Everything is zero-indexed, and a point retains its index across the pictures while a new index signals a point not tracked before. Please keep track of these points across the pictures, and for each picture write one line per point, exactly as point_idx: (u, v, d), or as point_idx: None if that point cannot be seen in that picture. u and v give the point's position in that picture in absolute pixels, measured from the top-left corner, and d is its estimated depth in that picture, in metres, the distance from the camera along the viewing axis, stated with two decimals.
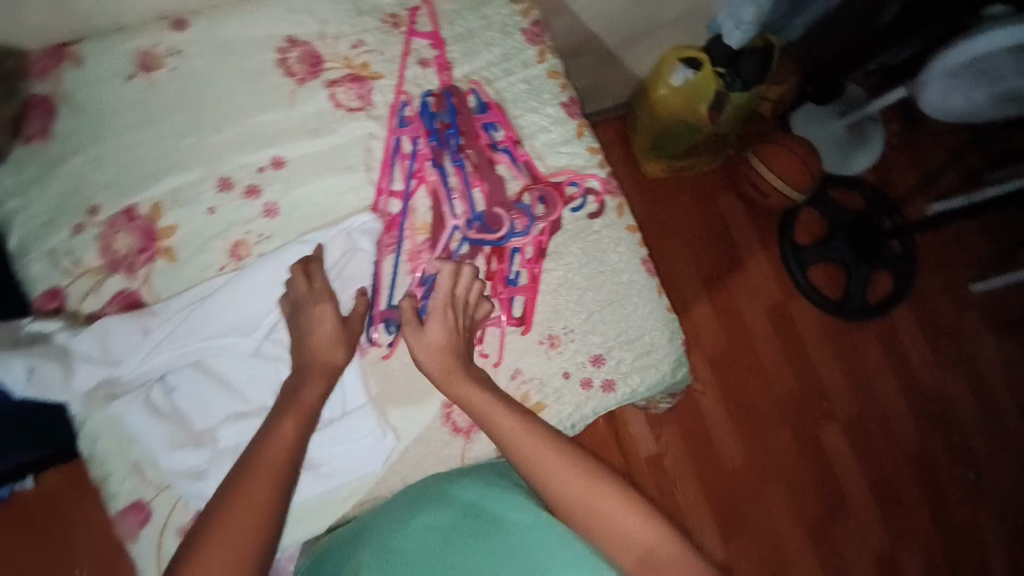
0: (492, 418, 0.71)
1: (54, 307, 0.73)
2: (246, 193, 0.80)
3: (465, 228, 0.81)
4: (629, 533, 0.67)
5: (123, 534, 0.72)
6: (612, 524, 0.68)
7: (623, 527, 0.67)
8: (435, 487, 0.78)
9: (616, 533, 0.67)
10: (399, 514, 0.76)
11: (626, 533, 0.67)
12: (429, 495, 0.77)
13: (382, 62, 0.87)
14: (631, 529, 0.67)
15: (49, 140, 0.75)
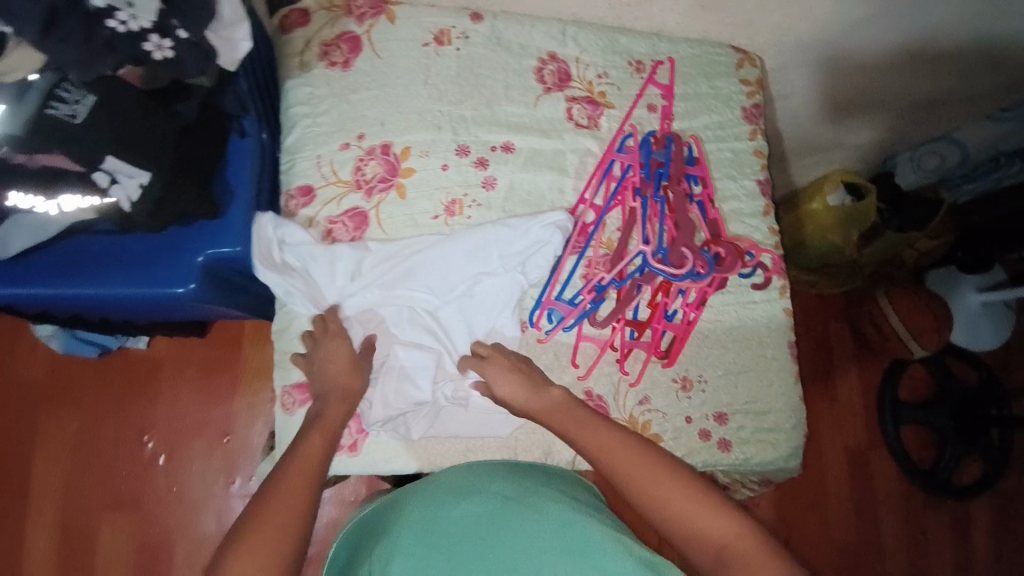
0: (568, 422, 0.74)
1: (303, 201, 0.86)
2: (475, 163, 0.91)
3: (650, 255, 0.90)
4: (705, 536, 0.60)
5: (285, 405, 0.82)
6: (687, 523, 0.61)
7: (700, 528, 0.60)
8: (477, 483, 0.76)
9: (694, 536, 0.60)
10: (455, 485, 0.76)
11: (704, 537, 0.60)
12: (471, 488, 0.75)
13: (618, 96, 0.97)
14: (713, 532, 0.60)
15: (347, 70, 0.89)
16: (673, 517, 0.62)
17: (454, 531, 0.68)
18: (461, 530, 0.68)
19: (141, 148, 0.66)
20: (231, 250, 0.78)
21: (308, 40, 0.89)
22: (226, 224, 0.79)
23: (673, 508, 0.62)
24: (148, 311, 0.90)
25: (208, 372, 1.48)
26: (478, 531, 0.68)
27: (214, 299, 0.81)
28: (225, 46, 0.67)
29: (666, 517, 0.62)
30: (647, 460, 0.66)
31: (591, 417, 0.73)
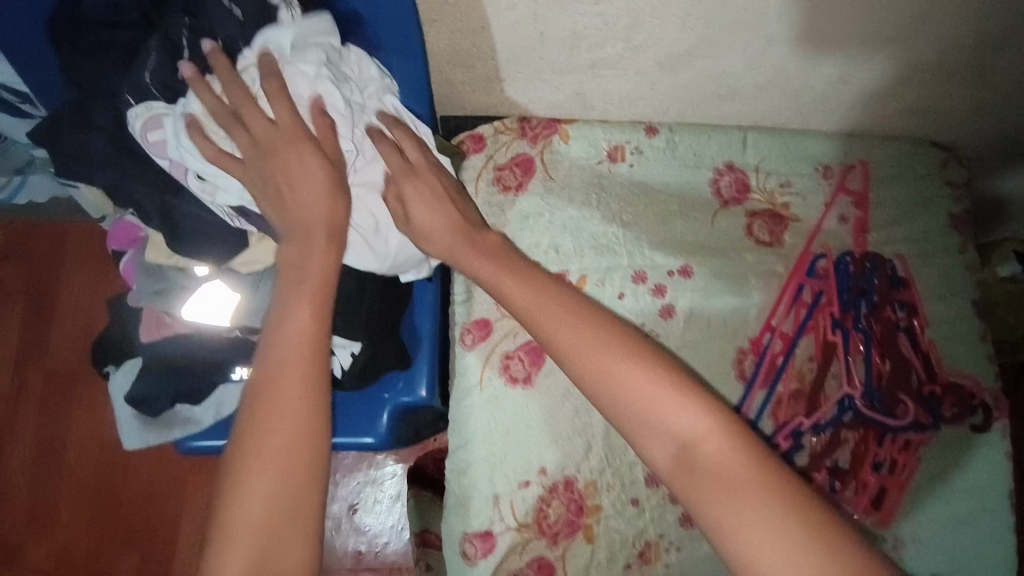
0: (533, 315, 0.62)
1: (478, 335, 0.84)
2: (653, 290, 0.87)
3: (856, 398, 0.81)
4: (715, 460, 0.54)
5: (462, 554, 0.78)
6: (688, 441, 0.55)
7: (702, 446, 0.54)
8: None
9: (707, 462, 0.54)
10: None
11: (710, 467, 0.53)
12: None
13: (803, 207, 0.90)
14: (722, 458, 0.54)
15: (520, 194, 0.89)
16: (675, 431, 0.55)
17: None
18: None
19: (357, 322, 0.69)
20: (421, 396, 0.78)
21: (482, 168, 0.89)
22: (414, 372, 0.79)
23: (672, 422, 0.55)
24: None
25: None
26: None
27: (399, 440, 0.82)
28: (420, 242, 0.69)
29: (674, 436, 0.55)
30: (648, 372, 0.57)
31: (552, 287, 0.64)
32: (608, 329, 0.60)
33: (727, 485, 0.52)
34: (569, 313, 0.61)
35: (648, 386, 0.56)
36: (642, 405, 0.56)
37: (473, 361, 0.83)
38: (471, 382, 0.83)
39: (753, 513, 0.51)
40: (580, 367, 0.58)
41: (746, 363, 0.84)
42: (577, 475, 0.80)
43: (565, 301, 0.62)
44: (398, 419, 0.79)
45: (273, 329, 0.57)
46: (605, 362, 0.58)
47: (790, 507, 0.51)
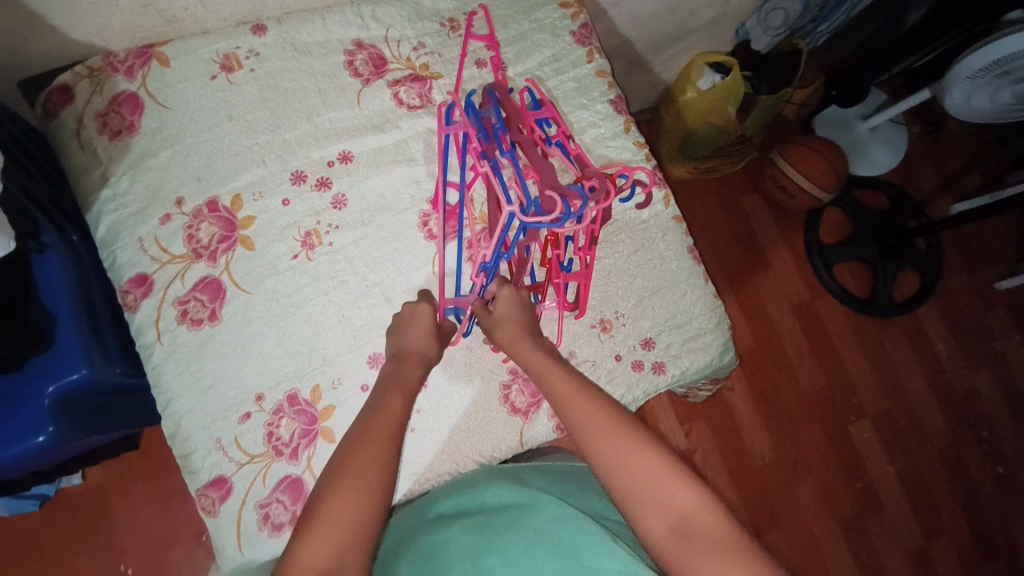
0: (494, 327, 0.80)
1: (141, 292, 0.77)
2: (317, 185, 0.84)
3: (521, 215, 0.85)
4: (669, 506, 0.64)
5: (205, 507, 0.75)
6: (659, 493, 0.65)
7: (665, 496, 0.64)
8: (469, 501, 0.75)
9: (656, 502, 0.64)
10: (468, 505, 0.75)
11: (665, 505, 0.64)
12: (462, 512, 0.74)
13: (441, 63, 0.91)
14: (673, 501, 0.64)
15: (137, 134, 0.79)
16: (652, 488, 0.65)
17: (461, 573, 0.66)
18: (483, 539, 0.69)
19: None
20: (76, 376, 0.69)
21: (81, 116, 0.79)
22: (60, 352, 0.70)
23: (655, 478, 0.65)
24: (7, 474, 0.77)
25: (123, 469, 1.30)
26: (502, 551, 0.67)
27: (81, 433, 0.72)
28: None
29: (640, 486, 0.65)
30: (651, 449, 0.67)
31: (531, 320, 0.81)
32: (608, 407, 0.71)
33: (676, 524, 0.63)
34: (579, 393, 0.72)
35: (627, 448, 0.67)
36: (619, 459, 0.67)
37: (146, 318, 0.77)
38: (151, 338, 0.77)
39: (699, 554, 0.61)
40: (575, 422, 0.70)
41: (431, 223, 0.87)
42: (300, 384, 0.78)
43: (584, 388, 0.73)
44: (61, 411, 0.69)
45: (377, 405, 0.72)
46: (603, 434, 0.68)
47: (722, 540, 0.61)
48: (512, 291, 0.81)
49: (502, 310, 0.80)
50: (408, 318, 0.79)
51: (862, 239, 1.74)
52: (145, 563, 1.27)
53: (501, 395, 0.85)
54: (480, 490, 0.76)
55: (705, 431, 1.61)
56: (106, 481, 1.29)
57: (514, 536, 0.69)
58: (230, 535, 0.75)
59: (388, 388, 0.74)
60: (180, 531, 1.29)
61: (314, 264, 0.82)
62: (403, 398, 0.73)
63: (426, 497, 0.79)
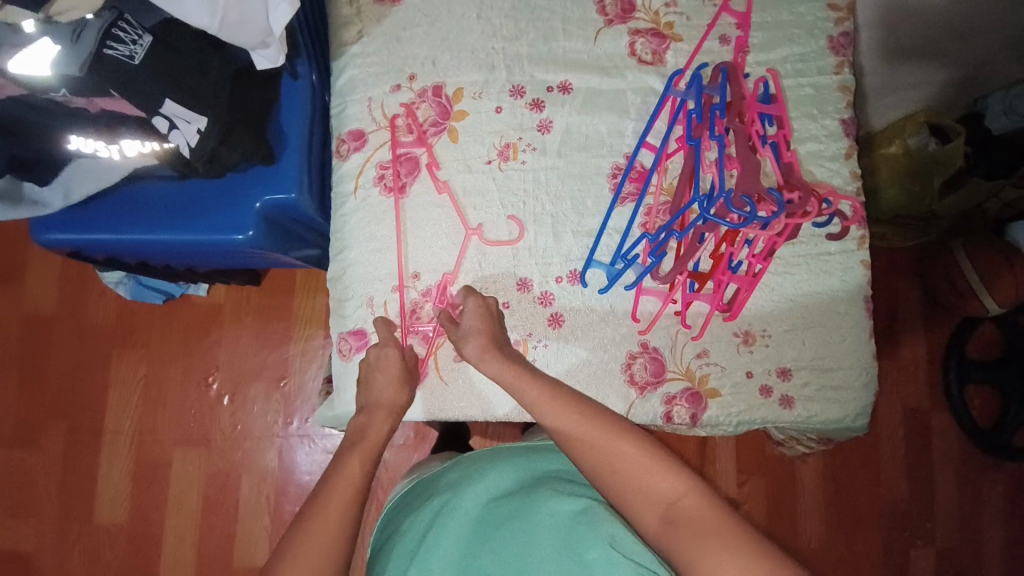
0: (462, 338, 0.77)
1: (354, 145, 0.83)
2: (531, 105, 0.87)
3: (709, 202, 0.83)
4: (654, 495, 0.61)
5: (341, 350, 0.81)
6: (640, 483, 0.62)
7: (647, 485, 0.62)
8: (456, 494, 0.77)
9: (637, 493, 0.62)
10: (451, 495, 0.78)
11: (648, 496, 0.62)
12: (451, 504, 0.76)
13: (687, 27, 0.90)
14: (657, 489, 0.62)
15: (399, 3, 0.85)
16: (633, 482, 0.63)
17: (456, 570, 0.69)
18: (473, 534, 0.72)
19: (199, 94, 0.67)
20: (285, 196, 0.77)
21: None
22: (280, 171, 0.78)
23: (637, 467, 0.63)
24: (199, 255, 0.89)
25: (235, 298, 1.45)
26: (491, 544, 0.69)
27: (270, 246, 0.81)
28: (259, 11, 0.64)
29: (626, 479, 0.63)
30: (631, 441, 0.65)
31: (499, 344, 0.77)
32: (584, 407, 0.69)
33: (666, 512, 0.60)
34: (556, 394, 0.71)
35: (600, 447, 0.65)
36: (593, 463, 0.65)
37: (351, 169, 0.83)
38: (348, 189, 0.83)
39: (690, 538, 0.57)
40: (547, 425, 0.69)
41: (619, 177, 0.87)
42: (455, 277, 0.82)
43: (555, 394, 0.71)
44: (264, 221, 0.78)
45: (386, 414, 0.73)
46: (577, 433, 0.67)
47: (711, 524, 0.57)
48: (475, 300, 0.78)
49: (468, 319, 0.78)
50: (375, 363, 0.77)
51: (1010, 364, 1.53)
52: (232, 380, 1.42)
53: (624, 362, 0.85)
54: (474, 476, 0.79)
55: (760, 488, 1.54)
56: (225, 301, 1.44)
57: (499, 532, 0.70)
58: (351, 384, 0.81)
59: (347, 451, 0.69)
60: (266, 369, 1.43)
61: (503, 174, 0.85)
62: (360, 461, 0.68)
63: (433, 481, 0.85)
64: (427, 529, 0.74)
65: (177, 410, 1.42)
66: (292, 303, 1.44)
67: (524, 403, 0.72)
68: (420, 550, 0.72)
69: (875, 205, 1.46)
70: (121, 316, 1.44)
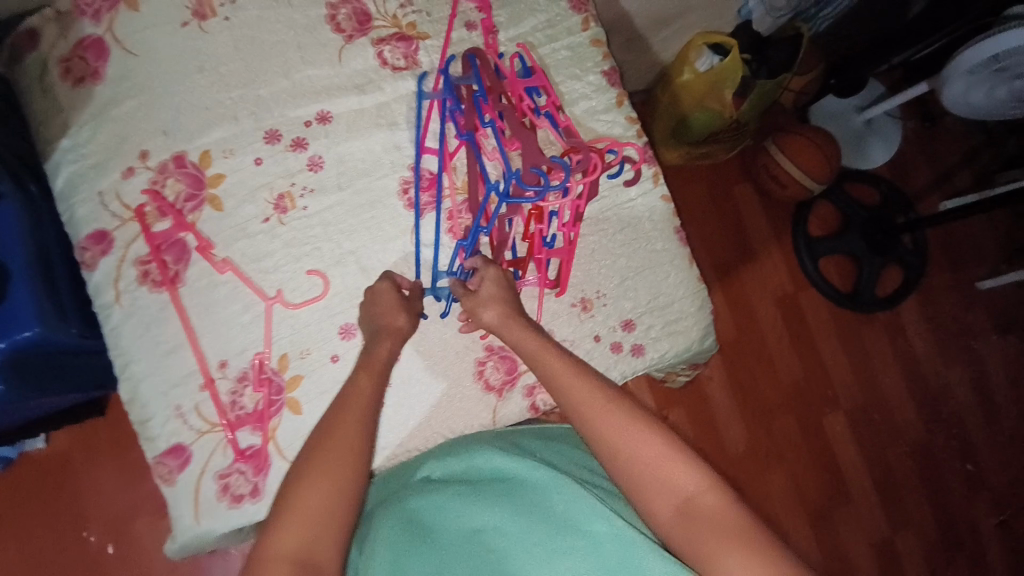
0: (475, 309, 0.76)
1: (99, 249, 0.73)
2: (292, 146, 0.80)
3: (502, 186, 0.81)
4: (672, 486, 0.61)
5: (161, 475, 0.72)
6: (661, 475, 0.62)
7: (667, 477, 0.62)
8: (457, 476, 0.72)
9: (658, 484, 0.62)
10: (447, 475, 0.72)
11: (669, 488, 0.61)
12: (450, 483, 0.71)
13: (429, 23, 0.87)
14: (678, 483, 0.61)
15: (101, 80, 0.75)
16: (652, 470, 0.62)
17: (459, 546, 0.64)
18: (484, 506, 0.67)
19: None
20: (27, 334, 0.66)
21: (41, 60, 0.74)
22: (10, 308, 0.66)
23: (657, 459, 0.62)
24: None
25: (86, 435, 1.25)
26: (504, 517, 0.65)
27: (30, 393, 0.69)
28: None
29: (643, 468, 0.62)
30: (652, 431, 0.64)
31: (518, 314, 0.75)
32: (606, 390, 0.67)
33: (687, 503, 0.61)
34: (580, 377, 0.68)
35: (625, 426, 0.64)
36: (618, 444, 0.64)
37: (104, 277, 0.73)
38: (108, 298, 0.73)
39: (705, 534, 0.58)
40: (572, 407, 0.67)
41: (411, 190, 0.83)
42: (267, 351, 0.75)
43: (581, 367, 0.70)
44: (13, 370, 0.66)
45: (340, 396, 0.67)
46: (604, 421, 0.65)
47: (725, 520, 0.59)
48: (497, 270, 0.78)
49: (381, 302, 0.76)
50: (374, 294, 0.76)
51: (850, 232, 1.73)
52: (112, 527, 1.23)
53: (475, 371, 0.82)
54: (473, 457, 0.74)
55: (682, 418, 1.61)
56: (70, 448, 1.24)
57: (514, 506, 0.66)
58: (187, 501, 0.72)
59: (351, 388, 0.68)
60: (148, 501, 1.25)
61: (285, 228, 0.78)
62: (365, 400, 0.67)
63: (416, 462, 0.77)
64: (414, 508, 0.67)
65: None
66: None
67: (542, 378, 0.70)
68: (404, 520, 0.66)
69: (687, 131, 1.55)
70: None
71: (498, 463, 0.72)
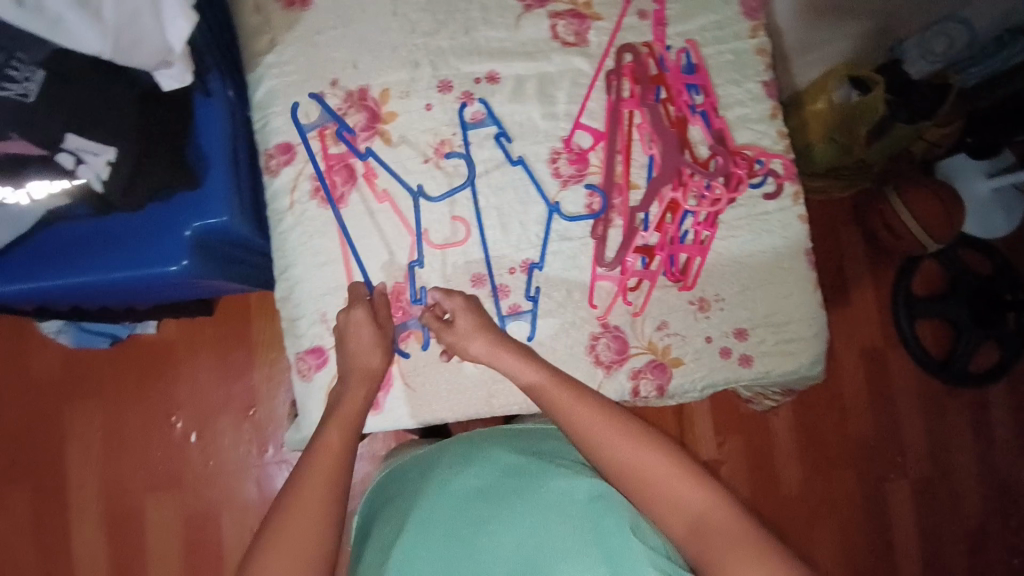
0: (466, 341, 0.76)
1: (284, 159, 0.80)
2: (461, 97, 0.85)
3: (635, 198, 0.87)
4: (682, 507, 0.62)
5: (299, 371, 0.78)
6: (670, 494, 0.63)
7: (680, 495, 0.63)
8: (457, 461, 0.79)
9: (670, 507, 0.63)
10: (449, 459, 0.80)
11: (680, 508, 0.63)
12: (453, 469, 0.78)
13: (605, 5, 0.90)
14: (685, 502, 0.62)
15: (307, 7, 0.82)
16: (658, 490, 0.64)
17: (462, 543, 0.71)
18: (492, 508, 0.72)
19: (104, 125, 0.61)
20: (216, 220, 0.73)
21: None
22: (208, 194, 0.74)
23: (664, 478, 0.64)
24: (128, 294, 0.83)
25: (190, 329, 1.36)
26: (499, 518, 0.71)
27: (207, 273, 0.77)
28: (154, 28, 0.59)
29: (648, 490, 0.64)
30: (648, 453, 0.65)
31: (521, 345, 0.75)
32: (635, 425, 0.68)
33: (693, 520, 0.61)
34: (579, 404, 0.69)
35: (629, 451, 0.65)
36: (635, 466, 0.65)
37: (283, 184, 0.80)
38: (284, 205, 0.80)
39: (723, 549, 0.58)
40: (568, 428, 0.69)
41: (560, 161, 0.86)
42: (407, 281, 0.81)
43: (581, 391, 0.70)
44: (197, 249, 0.74)
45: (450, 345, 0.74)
46: (600, 438, 0.67)
47: (739, 532, 0.59)
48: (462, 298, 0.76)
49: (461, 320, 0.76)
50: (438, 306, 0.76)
51: (958, 298, 1.64)
52: (197, 417, 1.34)
53: (588, 344, 0.85)
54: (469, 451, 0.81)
55: (739, 448, 1.58)
56: (178, 337, 1.35)
57: (505, 504, 0.72)
58: (317, 402, 0.78)
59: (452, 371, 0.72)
60: (231, 401, 1.35)
61: (442, 172, 0.83)
62: None
63: (437, 452, 0.84)
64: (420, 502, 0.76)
65: (140, 457, 1.33)
66: (249, 327, 1.36)
67: (534, 396, 0.72)
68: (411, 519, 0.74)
69: (810, 160, 1.50)
70: (64, 367, 1.33)
71: (495, 460, 0.78)
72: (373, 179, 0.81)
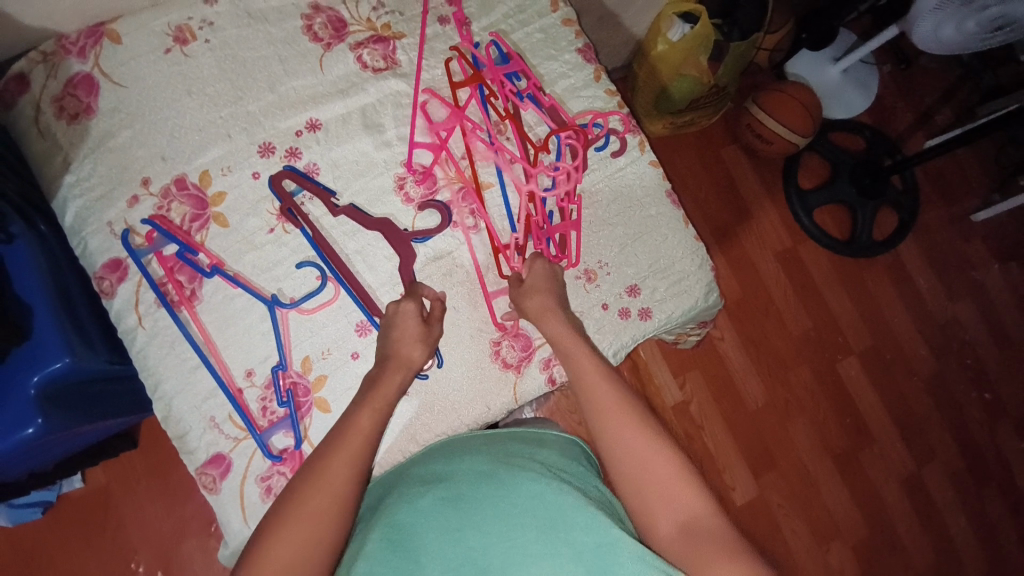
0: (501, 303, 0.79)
1: (117, 276, 0.76)
2: (287, 156, 0.82)
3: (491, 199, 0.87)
4: (680, 506, 0.64)
5: (205, 485, 0.75)
6: (667, 493, 0.65)
7: (666, 485, 0.65)
8: (436, 471, 0.72)
9: (660, 497, 0.65)
10: (431, 469, 0.73)
11: (672, 502, 0.64)
12: (430, 478, 0.71)
13: (403, 21, 0.89)
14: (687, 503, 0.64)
15: (95, 115, 0.78)
16: (659, 485, 0.65)
17: (435, 545, 0.63)
18: (460, 514, 0.65)
19: None
20: (58, 365, 0.69)
21: (37, 102, 0.77)
22: (40, 342, 0.69)
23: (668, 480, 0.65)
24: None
25: (118, 466, 1.24)
26: (481, 523, 0.64)
27: (70, 422, 0.72)
28: None
29: (651, 483, 0.66)
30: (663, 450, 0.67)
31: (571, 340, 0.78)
32: (636, 410, 0.71)
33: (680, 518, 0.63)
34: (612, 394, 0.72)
35: (644, 447, 0.67)
36: (629, 451, 0.68)
37: (124, 303, 0.76)
38: (131, 323, 0.75)
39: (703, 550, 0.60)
40: (606, 443, 0.70)
41: (407, 184, 0.85)
42: (288, 357, 0.78)
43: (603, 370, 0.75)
44: (47, 402, 0.69)
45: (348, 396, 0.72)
46: (625, 435, 0.69)
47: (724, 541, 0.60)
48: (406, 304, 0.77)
49: (401, 328, 0.76)
50: (393, 318, 0.77)
51: (841, 180, 1.74)
52: (159, 552, 1.22)
53: (492, 351, 0.84)
54: (452, 458, 0.74)
55: (698, 383, 1.62)
56: (111, 479, 1.23)
57: (485, 505, 0.66)
58: (234, 509, 0.74)
59: (356, 412, 0.69)
60: (190, 522, 1.24)
61: (291, 236, 0.81)
62: (372, 416, 0.69)
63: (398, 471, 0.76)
64: (393, 506, 0.68)
65: None
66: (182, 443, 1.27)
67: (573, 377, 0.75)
68: (383, 522, 0.66)
69: (669, 101, 1.54)
70: None
71: (477, 464, 0.72)
72: (219, 268, 0.77)
